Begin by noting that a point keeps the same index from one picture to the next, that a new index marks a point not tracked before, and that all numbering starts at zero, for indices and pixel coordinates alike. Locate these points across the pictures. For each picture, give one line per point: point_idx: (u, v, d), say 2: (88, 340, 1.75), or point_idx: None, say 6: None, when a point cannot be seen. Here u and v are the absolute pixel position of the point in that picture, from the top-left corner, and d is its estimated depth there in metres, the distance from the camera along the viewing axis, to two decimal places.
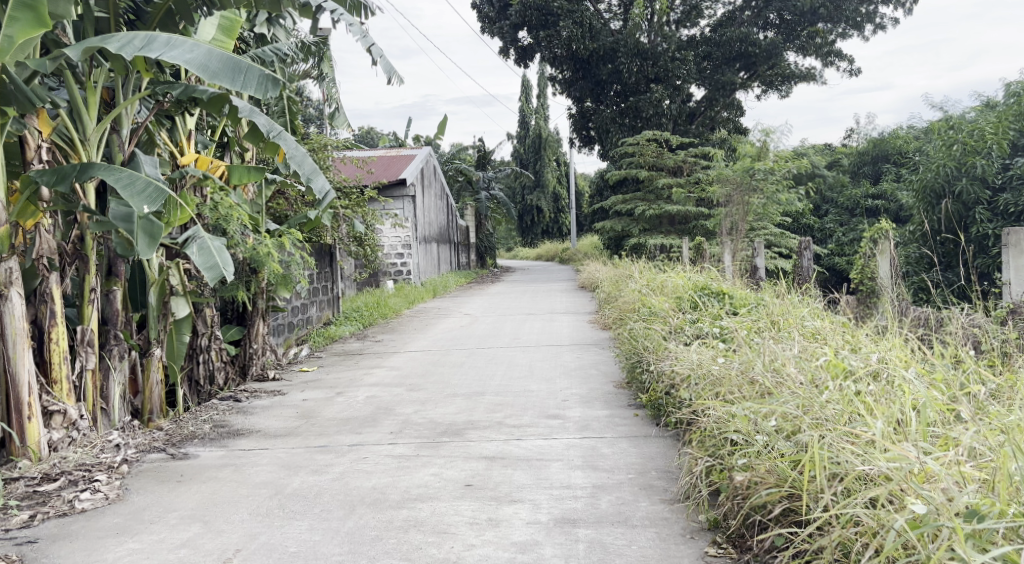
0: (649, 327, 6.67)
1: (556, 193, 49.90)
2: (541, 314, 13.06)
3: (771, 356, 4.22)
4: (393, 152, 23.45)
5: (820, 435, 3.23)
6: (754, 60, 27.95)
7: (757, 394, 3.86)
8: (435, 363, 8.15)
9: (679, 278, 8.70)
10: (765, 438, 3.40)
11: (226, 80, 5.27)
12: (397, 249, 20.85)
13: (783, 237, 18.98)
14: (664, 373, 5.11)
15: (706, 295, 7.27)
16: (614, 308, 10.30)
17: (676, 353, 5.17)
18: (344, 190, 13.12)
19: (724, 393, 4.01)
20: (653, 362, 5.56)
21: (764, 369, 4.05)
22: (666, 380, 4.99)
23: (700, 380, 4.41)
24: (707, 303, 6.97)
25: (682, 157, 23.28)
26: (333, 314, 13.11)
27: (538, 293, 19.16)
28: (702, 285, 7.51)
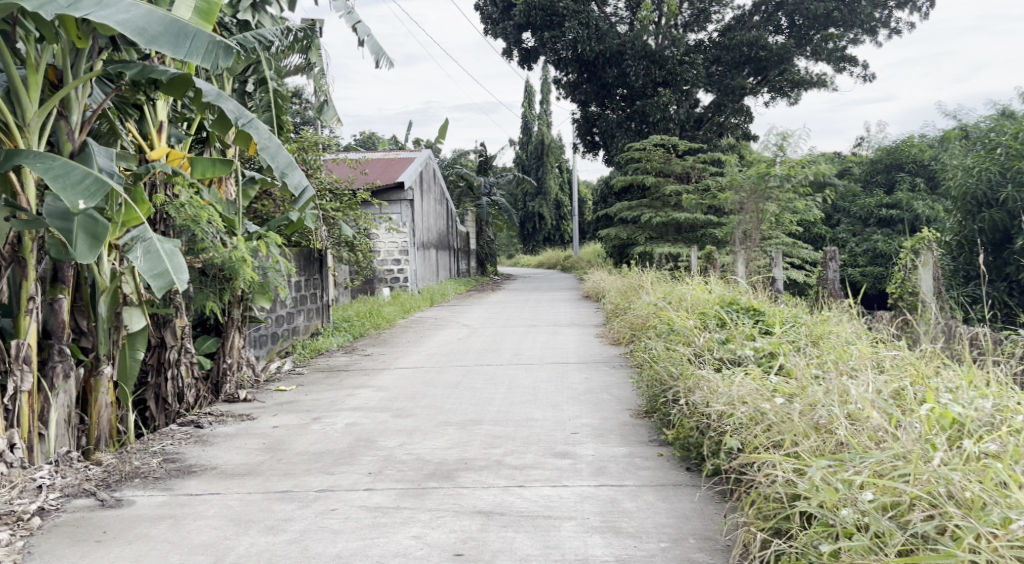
0: (671, 347, 5.84)
1: (558, 201, 49.08)
2: (544, 326, 12.26)
3: (842, 394, 3.60)
4: (391, 155, 22.67)
5: (951, 527, 2.67)
6: (765, 65, 27.19)
7: (834, 447, 3.27)
8: (428, 383, 7.33)
9: (700, 289, 7.89)
10: (859, 516, 2.83)
11: (167, 45, 4.79)
12: (394, 255, 20.08)
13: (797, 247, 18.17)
14: (698, 409, 4.31)
15: (734, 311, 6.44)
16: (628, 321, 9.49)
17: (715, 384, 4.38)
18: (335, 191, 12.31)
19: (787, 443, 3.39)
20: (683, 393, 4.75)
21: (838, 412, 3.44)
22: (698, 416, 4.26)
23: (749, 422, 3.73)
24: (736, 321, 6.14)
25: (690, 163, 22.50)
26: (323, 324, 12.33)
27: (541, 302, 18.35)
28: (728, 299, 6.69)
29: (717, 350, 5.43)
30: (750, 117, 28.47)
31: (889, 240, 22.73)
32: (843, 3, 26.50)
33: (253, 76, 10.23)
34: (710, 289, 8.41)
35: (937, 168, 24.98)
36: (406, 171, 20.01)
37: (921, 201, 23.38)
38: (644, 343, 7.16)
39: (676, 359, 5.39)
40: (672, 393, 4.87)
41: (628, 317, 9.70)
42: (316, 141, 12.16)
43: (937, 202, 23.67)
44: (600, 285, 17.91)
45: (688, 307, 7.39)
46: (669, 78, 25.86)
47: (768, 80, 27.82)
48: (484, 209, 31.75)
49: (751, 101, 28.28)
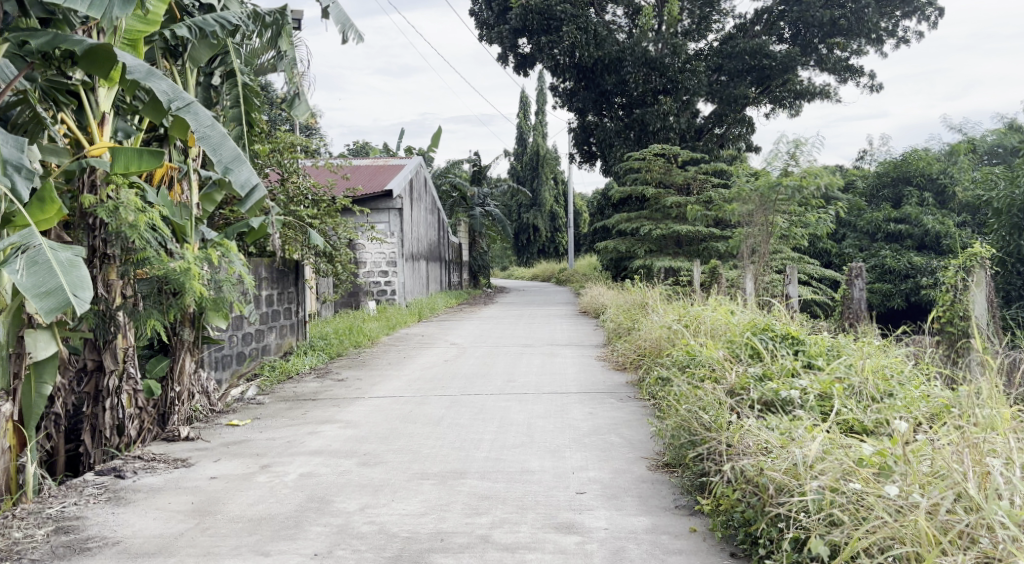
0: (697, 387, 4.86)
1: (553, 213, 48.18)
2: (539, 346, 11.24)
3: (986, 488, 3.04)
4: (381, 162, 21.70)
5: None
6: (768, 74, 26.34)
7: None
8: (406, 417, 6.32)
9: (721, 311, 6.93)
10: None
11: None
12: (381, 266, 19.09)
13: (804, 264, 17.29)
14: (751, 478, 3.58)
15: (768, 339, 5.46)
16: (637, 343, 8.48)
17: (776, 448, 3.66)
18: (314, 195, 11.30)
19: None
20: (724, 455, 3.94)
21: (995, 521, 2.89)
22: (749, 487, 3.57)
23: (857, 520, 3.12)
24: (772, 353, 5.17)
25: (692, 173, 21.59)
26: (297, 342, 11.29)
27: (536, 318, 17.32)
28: (761, 325, 5.70)
29: (755, 390, 4.52)
30: (752, 127, 27.59)
31: (898, 255, 21.84)
32: (850, 10, 25.65)
33: (220, 67, 9.12)
34: (733, 310, 7.43)
35: (947, 182, 24.09)
36: (395, 179, 19.04)
37: (931, 216, 22.48)
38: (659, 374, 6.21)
39: (705, 402, 4.44)
40: (706, 447, 4.04)
41: (637, 339, 8.70)
42: (293, 139, 11.20)
43: (947, 217, 22.79)
44: (598, 301, 16.92)
45: (710, 335, 6.39)
46: (671, 86, 24.95)
47: (770, 89, 26.97)
48: (477, 220, 30.75)
49: (753, 111, 27.43)
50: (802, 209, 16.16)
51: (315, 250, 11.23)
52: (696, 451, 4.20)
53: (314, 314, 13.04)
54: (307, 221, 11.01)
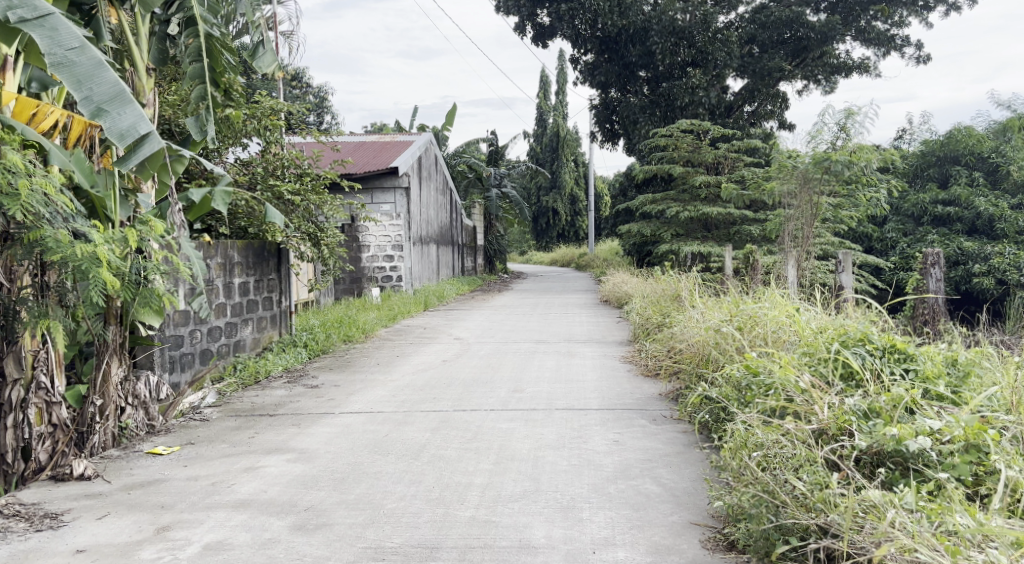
0: (782, 428, 3.81)
1: (574, 195, 46.67)
2: (555, 342, 9.88)
3: None
4: (387, 139, 20.32)
5: None
6: (805, 44, 24.66)
7: None
8: (378, 444, 4.93)
9: (784, 308, 5.62)
10: None
11: None
12: (386, 250, 17.72)
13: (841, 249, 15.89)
14: None
15: (866, 352, 4.26)
16: (676, 334, 7.27)
17: None
18: (298, 168, 9.87)
19: None
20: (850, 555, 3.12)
21: None
22: None
23: None
24: (878, 377, 4.06)
25: (723, 151, 20.03)
26: (278, 337, 9.96)
27: (553, 308, 15.86)
28: (854, 332, 4.48)
29: (862, 436, 3.59)
30: (786, 103, 25.92)
31: (947, 240, 20.25)
32: None
33: (178, 13, 7.70)
34: (797, 305, 6.18)
35: (999, 161, 22.31)
36: (400, 156, 17.66)
37: (983, 197, 20.80)
38: (710, 384, 5.11)
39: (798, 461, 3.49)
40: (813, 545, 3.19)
41: (675, 331, 7.47)
42: (277, 105, 9.80)
43: (1000, 198, 21.11)
44: (621, 290, 15.45)
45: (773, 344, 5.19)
46: (700, 57, 23.39)
47: (805, 63, 25.32)
48: (493, 202, 29.32)
49: (788, 85, 25.78)
50: (848, 189, 14.61)
51: (297, 232, 9.80)
52: (781, 538, 3.32)
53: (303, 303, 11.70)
54: (286, 198, 9.59)
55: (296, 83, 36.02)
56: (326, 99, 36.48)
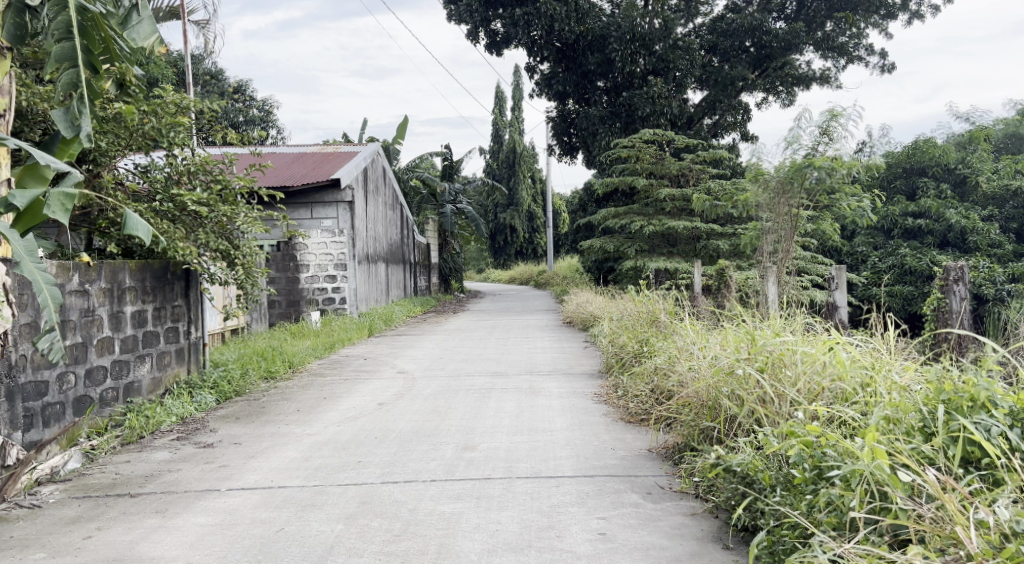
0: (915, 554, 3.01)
1: (531, 212, 45.43)
2: (514, 376, 8.49)
3: None
4: (330, 150, 18.91)
5: None
6: (768, 53, 23.63)
7: None
8: (265, 547, 3.53)
9: (820, 347, 4.52)
10: None
11: None
12: (327, 269, 16.23)
13: (810, 264, 14.72)
14: None
15: (995, 427, 3.47)
16: (666, 357, 6.29)
17: None
18: (207, 174, 8.37)
19: None
20: None
21: None
22: None
23: None
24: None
25: (688, 162, 18.89)
26: (183, 375, 8.43)
27: (512, 331, 14.41)
28: (972, 396, 3.63)
29: None
30: (749, 114, 24.94)
31: (919, 254, 18.71)
32: None
33: None
34: (815, 335, 5.31)
35: (967, 172, 21.39)
36: (343, 167, 16.30)
37: (953, 209, 19.74)
38: (746, 443, 4.14)
39: None
40: None
41: (661, 359, 6.50)
42: (182, 102, 8.36)
43: (971, 210, 20.08)
44: (586, 312, 14.09)
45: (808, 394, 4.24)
46: (660, 66, 22.53)
47: (766, 73, 24.42)
48: (447, 218, 27.88)
49: (749, 96, 24.81)
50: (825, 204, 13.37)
51: (206, 250, 8.31)
52: None
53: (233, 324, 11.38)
54: (192, 210, 8.09)
55: (239, 97, 34.38)
56: (272, 113, 34.91)
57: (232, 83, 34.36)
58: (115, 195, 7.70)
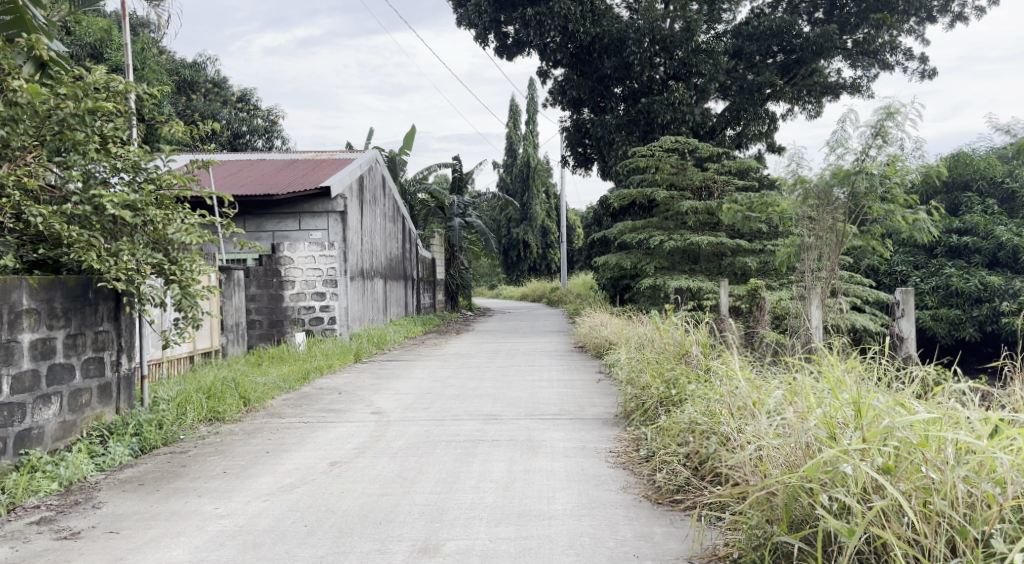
0: None
1: (545, 228, 43.93)
2: (510, 421, 6.90)
3: None
4: (324, 157, 17.54)
5: None
6: (797, 58, 21.89)
7: None
8: None
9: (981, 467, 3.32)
10: None
11: None
12: (315, 286, 14.82)
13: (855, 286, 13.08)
14: None
15: None
16: (708, 412, 4.85)
17: None
18: (140, 173, 7.03)
19: None
20: None
21: None
22: None
23: None
24: None
25: (713, 171, 17.35)
26: (107, 417, 6.92)
27: (517, 357, 12.82)
28: None
29: None
30: (776, 124, 23.33)
31: (967, 274, 16.90)
32: None
33: None
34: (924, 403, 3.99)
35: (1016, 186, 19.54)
36: (334, 174, 14.97)
37: (1004, 226, 17.79)
38: None
39: None
40: None
41: (693, 410, 5.07)
42: (112, 84, 7.01)
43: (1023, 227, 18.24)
44: (600, 337, 12.52)
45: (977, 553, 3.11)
46: (682, 71, 20.98)
47: (794, 81, 22.52)
48: (455, 232, 26.41)
49: (775, 104, 23.23)
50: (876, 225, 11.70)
51: (134, 270, 6.64)
52: None
53: (175, 358, 10.38)
54: (119, 214, 6.62)
55: (244, 105, 33.03)
56: (277, 123, 33.50)
57: (236, 91, 33.04)
58: (15, 194, 6.20)
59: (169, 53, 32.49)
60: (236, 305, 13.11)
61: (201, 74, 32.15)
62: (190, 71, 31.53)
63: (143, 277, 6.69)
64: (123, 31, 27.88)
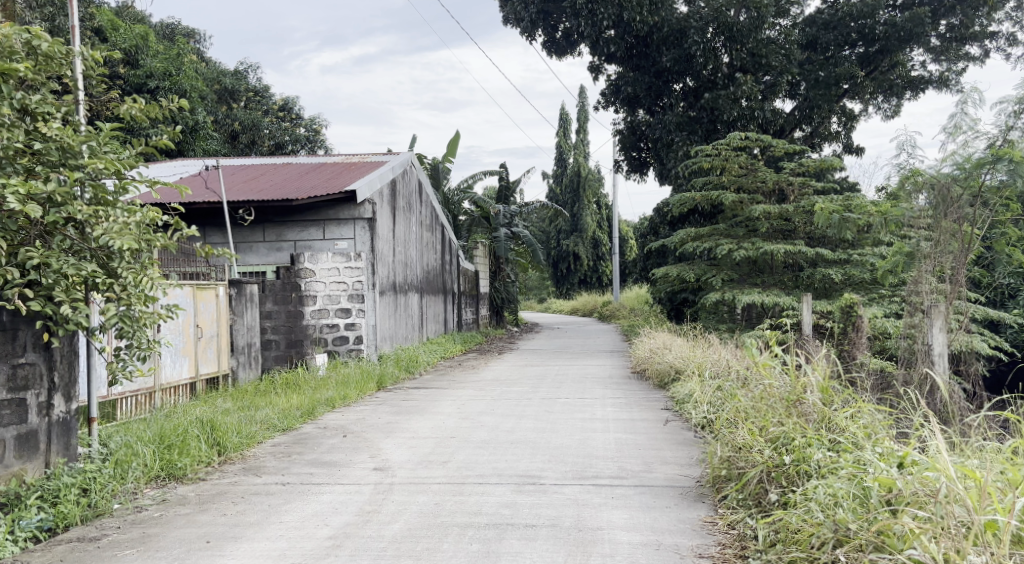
0: None
1: (596, 239, 42.01)
2: (551, 491, 5.07)
3: None
4: (353, 160, 15.97)
5: None
6: (881, 47, 19.76)
7: None
8: None
9: None
10: None
11: None
12: (339, 302, 13.12)
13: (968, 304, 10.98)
14: None
15: None
16: (874, 521, 3.45)
17: None
18: (75, 160, 5.17)
19: None
20: None
21: None
22: None
23: None
24: None
25: (787, 172, 15.36)
26: (29, 475, 5.16)
27: (568, 384, 10.99)
28: None
29: None
30: (853, 122, 21.19)
31: None
32: None
33: None
34: None
35: None
36: (361, 178, 13.37)
37: None
38: None
39: None
40: None
41: (836, 510, 3.67)
42: (40, 46, 5.36)
43: None
44: (662, 362, 10.64)
45: None
46: (751, 62, 18.97)
47: (875, 74, 20.34)
48: (500, 243, 24.63)
49: (851, 100, 21.05)
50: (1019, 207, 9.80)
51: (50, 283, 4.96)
52: None
53: (167, 388, 9.31)
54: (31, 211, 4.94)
55: (286, 114, 31.70)
56: (320, 132, 32.12)
57: (277, 100, 31.70)
58: None
59: (210, 62, 31.44)
60: (248, 323, 11.46)
61: (242, 82, 30.93)
62: (231, 79, 30.34)
63: (67, 294, 5.02)
64: (159, 37, 26.76)
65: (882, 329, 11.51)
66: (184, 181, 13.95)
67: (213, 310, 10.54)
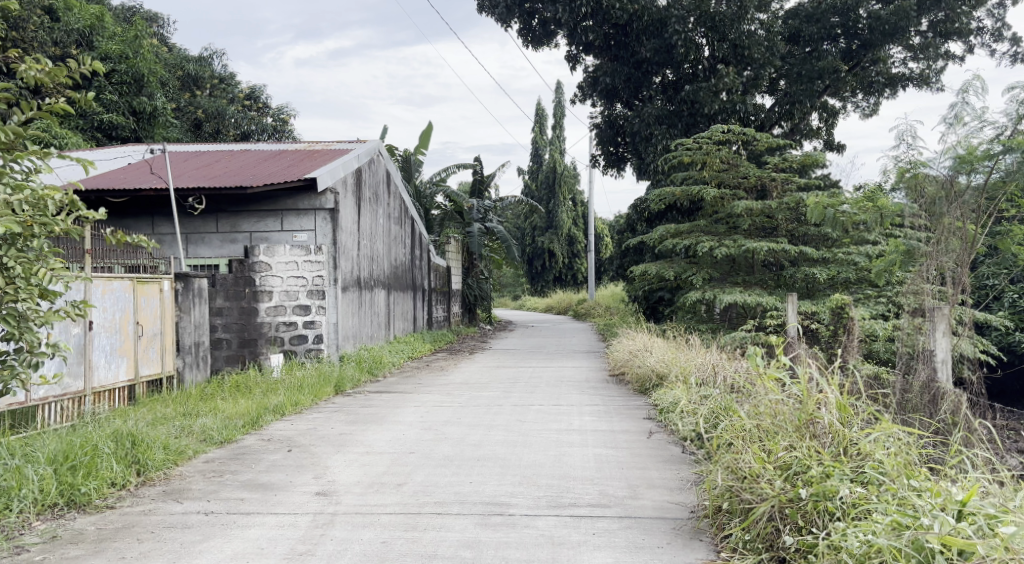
0: None
1: (572, 236, 41.30)
2: (521, 524, 4.29)
3: None
4: (317, 148, 15.08)
5: None
6: (865, 41, 19.18)
7: None
8: None
9: None
10: None
11: None
12: (297, 298, 12.11)
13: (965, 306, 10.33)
14: None
15: None
16: None
17: None
18: None
19: None
20: None
21: None
22: None
23: None
24: None
25: (771, 167, 14.70)
26: None
27: (541, 389, 10.21)
28: None
29: None
30: (836, 119, 20.59)
31: None
32: None
33: None
34: None
35: None
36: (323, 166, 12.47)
37: None
38: None
39: None
40: None
41: None
42: None
43: None
44: (643, 365, 9.89)
45: None
46: (733, 54, 18.30)
47: (858, 69, 19.76)
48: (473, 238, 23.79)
49: (834, 95, 20.45)
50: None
51: None
52: None
53: (99, 391, 8.40)
54: None
55: (252, 103, 30.62)
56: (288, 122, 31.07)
57: (244, 89, 30.61)
58: None
59: (174, 47, 30.28)
60: (196, 321, 10.54)
61: (207, 69, 29.81)
62: (195, 65, 29.21)
63: None
64: (118, 19, 25.59)
65: (872, 332, 10.87)
66: (132, 167, 13.02)
67: (156, 306, 9.65)
